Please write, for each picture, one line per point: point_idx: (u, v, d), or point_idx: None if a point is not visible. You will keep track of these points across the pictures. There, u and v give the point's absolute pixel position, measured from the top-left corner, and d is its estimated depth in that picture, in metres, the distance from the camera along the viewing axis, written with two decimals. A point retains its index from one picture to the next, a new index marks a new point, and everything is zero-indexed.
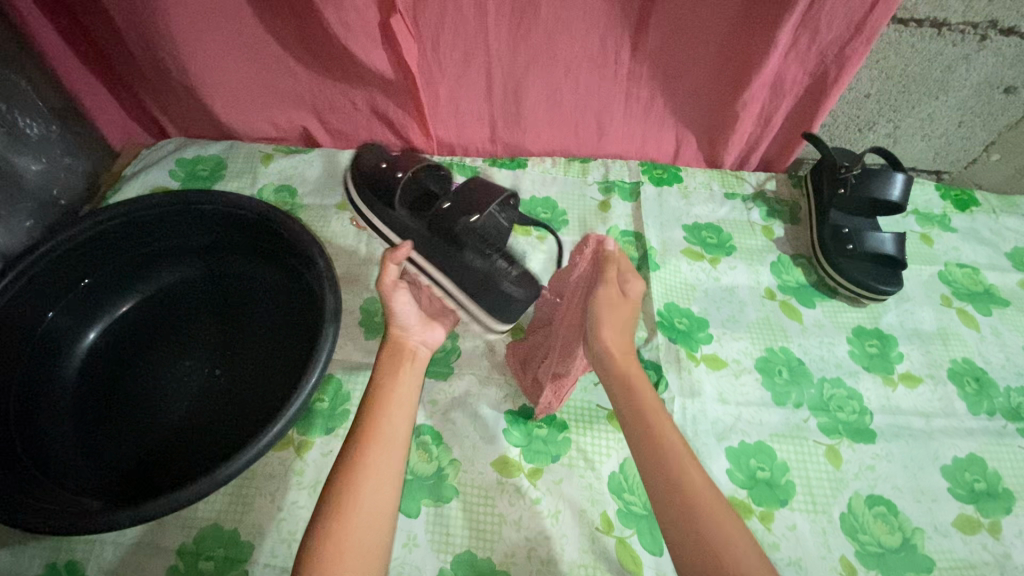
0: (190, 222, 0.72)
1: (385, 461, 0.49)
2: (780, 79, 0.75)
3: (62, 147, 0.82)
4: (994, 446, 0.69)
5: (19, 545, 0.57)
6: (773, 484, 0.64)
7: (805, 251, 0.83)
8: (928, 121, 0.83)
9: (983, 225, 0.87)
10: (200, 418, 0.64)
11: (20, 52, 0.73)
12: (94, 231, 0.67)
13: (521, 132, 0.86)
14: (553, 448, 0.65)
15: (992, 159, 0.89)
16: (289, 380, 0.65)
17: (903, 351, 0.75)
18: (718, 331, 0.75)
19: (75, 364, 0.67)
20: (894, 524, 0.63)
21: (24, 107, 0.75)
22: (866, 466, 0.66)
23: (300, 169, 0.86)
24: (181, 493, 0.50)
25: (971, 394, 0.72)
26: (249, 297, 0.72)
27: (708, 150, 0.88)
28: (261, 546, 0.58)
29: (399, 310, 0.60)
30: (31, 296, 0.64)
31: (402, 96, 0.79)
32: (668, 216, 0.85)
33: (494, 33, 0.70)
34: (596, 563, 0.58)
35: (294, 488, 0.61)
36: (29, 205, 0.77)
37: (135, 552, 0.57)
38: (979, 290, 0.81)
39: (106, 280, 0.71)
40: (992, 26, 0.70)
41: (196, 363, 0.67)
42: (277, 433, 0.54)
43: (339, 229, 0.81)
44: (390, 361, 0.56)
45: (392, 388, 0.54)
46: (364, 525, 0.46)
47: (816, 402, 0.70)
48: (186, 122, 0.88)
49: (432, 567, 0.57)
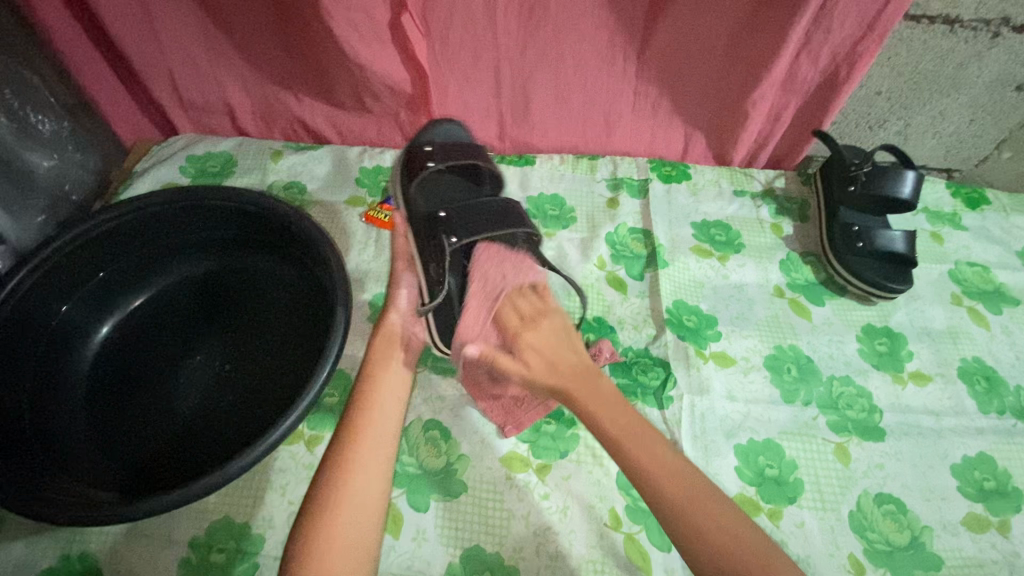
0: (202, 217, 0.72)
1: (373, 463, 0.54)
2: (791, 76, 0.74)
3: (74, 143, 0.82)
4: (1003, 445, 0.68)
5: (34, 536, 0.58)
6: (781, 482, 0.64)
7: (815, 249, 0.83)
8: (939, 118, 0.83)
9: (994, 223, 0.87)
10: (212, 412, 0.64)
11: (33, 49, 0.74)
12: (107, 228, 0.68)
13: (530, 129, 0.86)
14: (561, 444, 0.65)
15: (1004, 157, 0.89)
16: (300, 375, 0.66)
17: (913, 350, 0.75)
18: (727, 329, 0.75)
19: (88, 358, 0.68)
20: (903, 522, 0.63)
21: (36, 103, 0.75)
22: (875, 464, 0.66)
23: (309, 165, 0.86)
24: (196, 484, 0.51)
25: (981, 393, 0.72)
26: (260, 293, 0.73)
27: (717, 147, 0.88)
28: (272, 539, 0.58)
29: (394, 303, 0.65)
30: (45, 290, 0.65)
31: (411, 93, 0.79)
32: (677, 213, 0.85)
33: (504, 30, 0.70)
34: (605, 559, 0.59)
35: (305, 482, 0.62)
36: (42, 201, 0.78)
37: (147, 544, 0.58)
38: (990, 289, 0.81)
39: (118, 275, 0.71)
40: (1005, 24, 0.70)
41: (206, 357, 0.68)
42: (289, 426, 0.55)
43: (348, 226, 0.81)
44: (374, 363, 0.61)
45: (378, 393, 0.58)
46: (351, 514, 0.50)
47: (824, 400, 0.69)
48: (196, 118, 0.89)
49: (441, 562, 0.58)
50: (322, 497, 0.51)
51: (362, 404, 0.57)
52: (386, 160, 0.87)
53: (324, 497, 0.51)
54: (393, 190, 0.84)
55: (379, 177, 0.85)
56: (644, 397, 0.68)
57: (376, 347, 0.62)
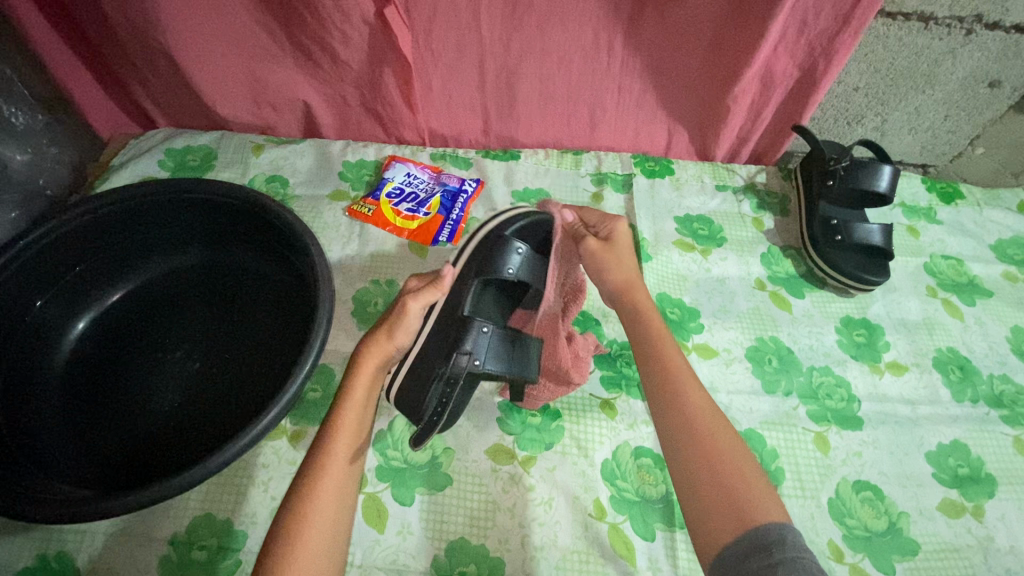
0: (180, 210, 0.71)
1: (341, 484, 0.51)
2: (770, 71, 0.75)
3: (49, 137, 0.80)
4: (977, 432, 0.70)
5: (8, 536, 0.56)
6: (763, 470, 0.65)
7: (795, 242, 0.84)
8: (914, 115, 0.85)
9: (968, 218, 0.89)
10: (192, 409, 0.63)
11: (4, 38, 0.72)
12: (84, 221, 0.66)
13: (515, 124, 0.86)
14: (546, 436, 0.65)
15: (977, 153, 0.91)
16: (282, 371, 0.65)
17: (890, 341, 0.76)
18: (709, 321, 0.75)
19: (64, 355, 0.67)
20: (881, 508, 0.64)
21: (7, 95, 0.73)
22: (854, 452, 0.67)
23: (291, 159, 0.85)
24: (177, 480, 0.50)
25: (955, 382, 0.74)
26: (240, 288, 0.72)
27: (700, 142, 0.89)
28: (254, 535, 0.58)
29: (389, 335, 0.57)
30: (19, 286, 0.64)
31: (394, 87, 0.79)
32: (660, 207, 0.85)
33: (486, 24, 0.70)
34: (589, 549, 0.59)
35: (287, 478, 0.61)
36: (15, 196, 0.75)
37: (127, 542, 0.57)
38: (963, 281, 0.83)
39: (94, 270, 0.70)
40: (978, 21, 0.72)
41: (185, 354, 0.67)
42: (271, 420, 0.54)
43: (331, 220, 0.80)
44: (354, 378, 0.56)
45: (349, 414, 0.54)
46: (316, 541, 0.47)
47: (805, 390, 0.71)
48: (177, 112, 0.87)
49: (426, 555, 0.57)
50: (288, 526, 0.47)
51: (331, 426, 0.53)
52: (369, 154, 0.87)
53: (291, 525, 0.47)
54: (377, 184, 0.83)
55: (363, 171, 0.85)
56: (628, 389, 0.69)
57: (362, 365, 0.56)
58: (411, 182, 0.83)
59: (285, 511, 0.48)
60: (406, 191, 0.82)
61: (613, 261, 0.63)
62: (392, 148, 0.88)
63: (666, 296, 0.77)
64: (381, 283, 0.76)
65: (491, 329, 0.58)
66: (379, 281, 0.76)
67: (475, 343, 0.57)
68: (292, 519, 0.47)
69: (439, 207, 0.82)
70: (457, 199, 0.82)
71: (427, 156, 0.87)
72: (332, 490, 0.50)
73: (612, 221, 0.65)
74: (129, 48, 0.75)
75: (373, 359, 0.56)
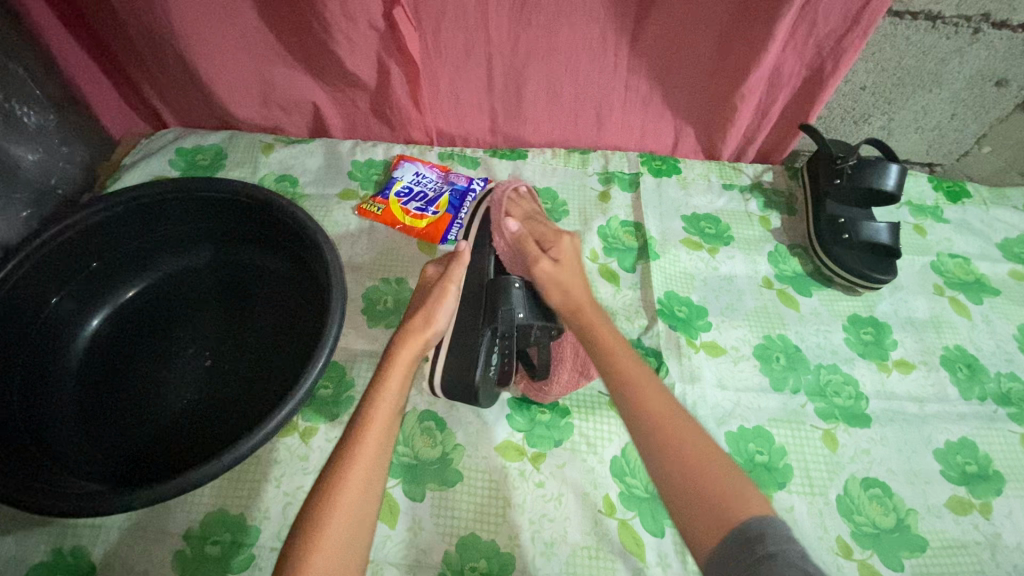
0: (193, 208, 0.72)
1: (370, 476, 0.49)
2: (777, 71, 0.76)
3: (60, 136, 0.81)
4: (984, 430, 0.70)
5: (24, 531, 0.57)
6: (771, 467, 0.65)
7: (802, 241, 0.85)
8: (921, 114, 0.85)
9: (975, 216, 0.89)
10: (205, 405, 0.64)
11: (17, 39, 0.72)
12: (98, 219, 0.67)
13: (522, 124, 0.87)
14: (555, 432, 0.66)
15: (984, 152, 0.91)
16: (293, 368, 0.66)
17: (897, 339, 0.77)
18: (717, 320, 0.76)
19: (78, 351, 0.67)
20: (889, 505, 0.64)
21: (20, 95, 0.73)
22: (861, 450, 0.67)
23: (301, 159, 0.86)
24: (193, 474, 0.51)
25: (963, 380, 0.74)
26: (251, 286, 0.72)
27: (707, 141, 0.89)
28: (267, 530, 0.58)
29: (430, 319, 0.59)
30: (34, 283, 0.64)
31: (402, 87, 0.80)
32: (668, 206, 0.86)
33: (495, 24, 0.71)
34: (598, 545, 0.59)
35: (299, 474, 0.62)
36: (27, 195, 0.76)
37: (141, 537, 0.57)
38: (970, 279, 0.83)
39: (108, 268, 0.71)
40: (985, 20, 0.72)
41: (198, 351, 0.67)
42: (286, 416, 0.55)
43: (340, 219, 0.81)
44: (393, 358, 0.56)
45: (385, 398, 0.53)
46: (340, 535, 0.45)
47: (813, 387, 0.71)
48: (187, 112, 0.88)
49: (437, 550, 0.58)
50: (314, 515, 0.46)
51: (369, 404, 0.52)
52: (378, 153, 0.87)
53: (320, 504, 0.46)
54: (385, 183, 0.84)
55: (371, 171, 0.86)
56: None
57: (398, 348, 0.57)
58: (419, 181, 0.83)
59: (318, 490, 0.48)
60: (415, 190, 0.83)
61: (563, 282, 0.63)
62: (401, 147, 0.88)
63: (673, 293, 0.77)
64: (390, 281, 0.76)
65: (522, 286, 0.65)
66: (388, 280, 0.76)
67: (511, 298, 0.63)
68: (321, 498, 0.47)
69: (447, 206, 0.82)
70: (465, 198, 0.83)
71: (435, 155, 0.88)
72: (365, 468, 0.49)
73: (559, 241, 0.67)
74: (141, 49, 0.76)
75: (415, 340, 0.57)
